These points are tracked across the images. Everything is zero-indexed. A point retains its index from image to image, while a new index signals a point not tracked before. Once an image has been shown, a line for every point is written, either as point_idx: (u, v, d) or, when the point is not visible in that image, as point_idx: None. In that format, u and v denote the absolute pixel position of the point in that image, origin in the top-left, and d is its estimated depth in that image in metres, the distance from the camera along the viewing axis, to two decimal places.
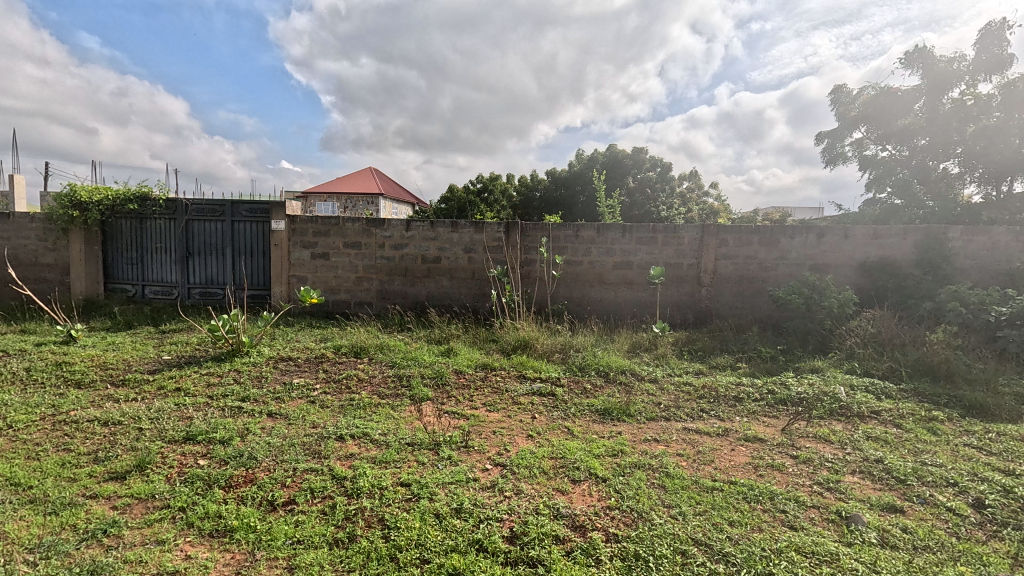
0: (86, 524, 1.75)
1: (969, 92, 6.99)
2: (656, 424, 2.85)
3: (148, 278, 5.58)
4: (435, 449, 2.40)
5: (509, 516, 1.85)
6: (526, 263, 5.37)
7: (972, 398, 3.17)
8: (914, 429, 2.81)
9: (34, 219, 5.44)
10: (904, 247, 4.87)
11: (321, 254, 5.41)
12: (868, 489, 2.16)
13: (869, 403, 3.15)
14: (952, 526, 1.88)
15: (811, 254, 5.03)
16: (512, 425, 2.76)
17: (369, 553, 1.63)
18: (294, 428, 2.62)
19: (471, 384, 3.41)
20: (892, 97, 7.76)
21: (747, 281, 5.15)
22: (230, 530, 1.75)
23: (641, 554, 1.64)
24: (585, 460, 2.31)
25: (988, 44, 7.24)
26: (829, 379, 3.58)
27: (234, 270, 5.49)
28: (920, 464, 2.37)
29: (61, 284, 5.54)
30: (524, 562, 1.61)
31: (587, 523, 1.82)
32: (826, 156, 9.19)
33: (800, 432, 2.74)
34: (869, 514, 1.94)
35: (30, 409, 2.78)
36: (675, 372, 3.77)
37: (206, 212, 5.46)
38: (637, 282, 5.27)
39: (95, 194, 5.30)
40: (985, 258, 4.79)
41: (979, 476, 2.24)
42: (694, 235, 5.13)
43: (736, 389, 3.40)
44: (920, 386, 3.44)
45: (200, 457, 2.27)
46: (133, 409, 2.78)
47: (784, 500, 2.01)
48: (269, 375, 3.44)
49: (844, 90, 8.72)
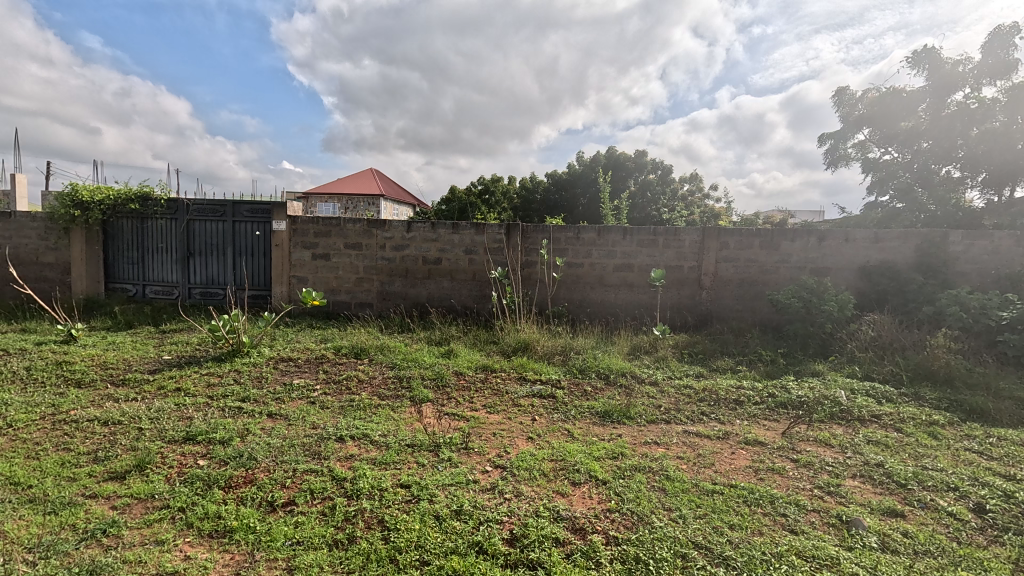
0: (86, 524, 1.75)
1: (974, 95, 6.94)
2: (656, 426, 2.86)
3: (149, 278, 5.58)
4: (435, 450, 2.40)
5: (509, 519, 1.84)
6: (526, 265, 5.38)
7: (973, 402, 3.17)
8: (914, 433, 2.81)
9: (35, 217, 5.44)
10: (904, 250, 4.87)
11: (321, 255, 5.42)
12: (868, 493, 2.16)
13: (869, 407, 3.15)
14: (953, 530, 1.88)
15: (812, 257, 5.04)
16: (513, 427, 2.76)
17: (369, 555, 1.63)
18: (294, 428, 2.62)
19: (471, 386, 3.41)
20: (897, 99, 7.87)
21: (747, 284, 5.15)
22: (230, 531, 1.75)
23: (642, 557, 1.64)
24: (585, 462, 2.31)
25: (995, 48, 7.23)
26: (830, 383, 3.57)
27: (235, 270, 5.50)
28: (920, 468, 2.36)
29: (61, 283, 5.54)
30: (523, 564, 1.61)
31: (586, 525, 1.82)
32: (829, 157, 9.18)
33: (800, 436, 2.74)
34: (869, 518, 1.94)
35: (31, 408, 2.78)
36: (675, 374, 3.76)
37: (207, 212, 5.47)
38: (637, 284, 5.27)
39: (96, 194, 5.30)
40: (986, 262, 4.79)
41: (980, 480, 2.24)
42: (695, 238, 5.13)
43: (737, 392, 3.40)
44: (922, 391, 3.43)
45: (200, 458, 2.27)
46: (133, 409, 2.77)
47: (784, 503, 2.00)
48: (269, 375, 3.44)
49: (848, 92, 8.75)
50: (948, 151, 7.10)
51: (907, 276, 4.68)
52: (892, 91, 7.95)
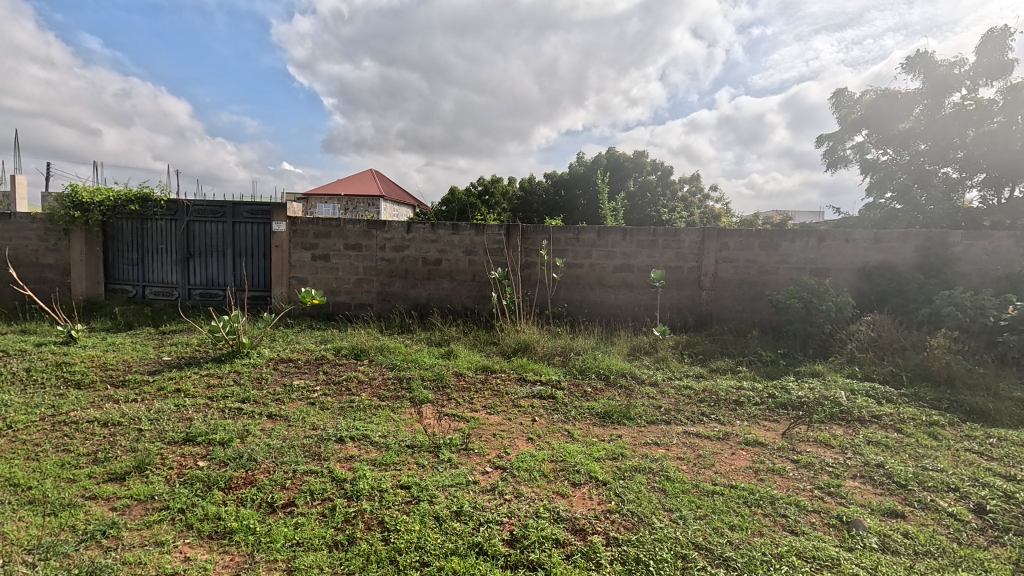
0: (85, 525, 1.75)
1: (970, 97, 6.96)
2: (656, 427, 2.86)
3: (149, 279, 5.58)
4: (435, 451, 2.40)
5: (509, 520, 1.84)
6: (526, 266, 5.38)
7: (973, 403, 3.17)
8: (914, 433, 2.81)
9: (34, 219, 5.44)
10: (904, 251, 4.88)
11: (321, 256, 5.42)
12: (868, 493, 2.16)
13: (869, 408, 3.15)
14: (954, 531, 1.87)
15: (811, 257, 5.04)
16: (512, 428, 2.76)
17: (369, 555, 1.63)
18: (294, 429, 2.62)
19: (471, 387, 3.41)
20: (893, 101, 7.91)
21: (747, 285, 5.15)
22: (230, 532, 1.74)
23: (642, 558, 1.63)
24: (585, 463, 2.30)
25: (989, 50, 7.29)
26: (830, 384, 3.57)
27: (235, 271, 5.50)
28: (920, 469, 2.36)
29: (61, 284, 5.54)
30: (523, 565, 1.60)
31: (587, 526, 1.81)
32: (826, 159, 9.20)
33: (800, 437, 2.74)
34: (870, 519, 1.94)
35: (30, 410, 2.77)
36: (675, 375, 3.76)
37: (207, 213, 5.47)
38: (637, 285, 5.27)
39: (96, 195, 5.30)
40: (985, 262, 4.80)
41: (980, 480, 2.24)
42: (695, 238, 5.13)
43: (737, 393, 3.39)
44: (921, 391, 3.43)
45: (200, 458, 2.27)
46: (133, 411, 2.77)
47: (784, 504, 2.00)
48: (269, 376, 3.44)
49: (845, 94, 8.78)
50: (947, 152, 7.11)
51: (906, 276, 4.68)
52: (888, 93, 7.99)
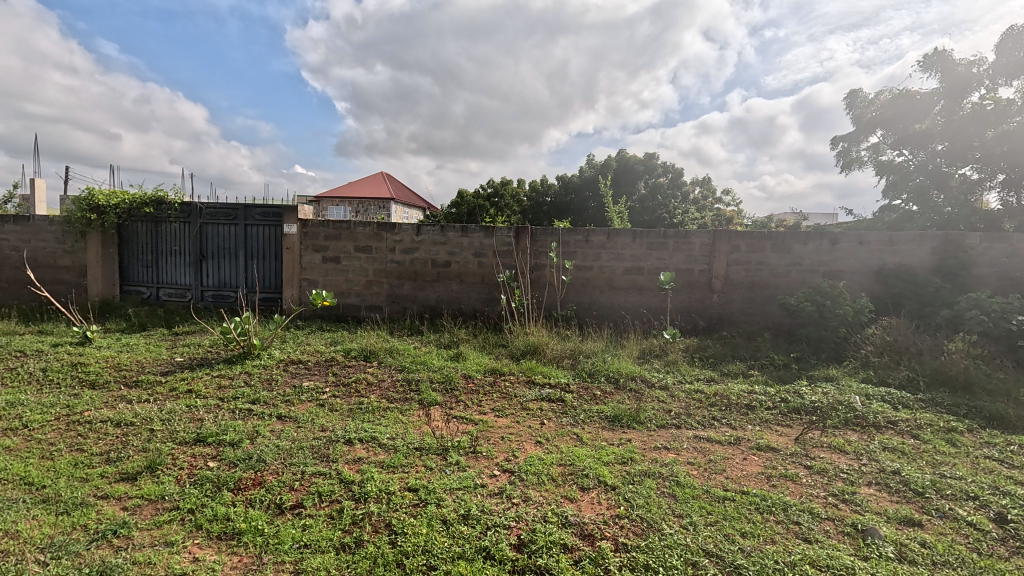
0: (97, 524, 1.77)
1: (989, 96, 6.83)
2: (667, 431, 2.82)
3: (163, 281, 5.66)
4: (442, 453, 2.39)
5: (517, 524, 1.83)
6: (536, 268, 5.36)
7: (993, 409, 3.08)
8: (932, 440, 2.74)
9: (53, 221, 5.55)
10: (921, 253, 4.77)
11: (332, 258, 5.47)
12: (885, 501, 2.10)
13: (885, 413, 3.08)
14: (973, 541, 1.82)
15: (825, 260, 4.96)
16: (522, 431, 2.75)
17: (376, 559, 1.62)
18: (303, 431, 2.63)
19: (480, 390, 3.40)
20: (908, 102, 7.76)
21: (759, 287, 5.09)
22: (238, 533, 1.75)
23: (652, 564, 1.61)
24: (594, 468, 2.28)
25: (1010, 48, 7.11)
26: (844, 389, 3.50)
27: (247, 273, 5.56)
28: (939, 476, 2.30)
29: (78, 285, 5.65)
30: (530, 569, 1.59)
31: (595, 532, 1.79)
32: (841, 161, 9.05)
33: (814, 442, 2.69)
34: (885, 527, 1.89)
35: (46, 409, 2.83)
36: (686, 379, 3.71)
37: (220, 215, 5.54)
38: (647, 288, 5.23)
39: (112, 198, 5.41)
40: (1005, 265, 4.66)
41: (1001, 489, 2.17)
42: (705, 240, 5.08)
43: (748, 397, 3.34)
44: (940, 396, 3.35)
45: (210, 459, 2.29)
46: (145, 411, 2.81)
47: (797, 511, 1.96)
48: (279, 378, 3.46)
49: (860, 95, 8.63)
50: (964, 152, 6.92)
51: (923, 279, 4.58)
52: (904, 95, 7.84)
